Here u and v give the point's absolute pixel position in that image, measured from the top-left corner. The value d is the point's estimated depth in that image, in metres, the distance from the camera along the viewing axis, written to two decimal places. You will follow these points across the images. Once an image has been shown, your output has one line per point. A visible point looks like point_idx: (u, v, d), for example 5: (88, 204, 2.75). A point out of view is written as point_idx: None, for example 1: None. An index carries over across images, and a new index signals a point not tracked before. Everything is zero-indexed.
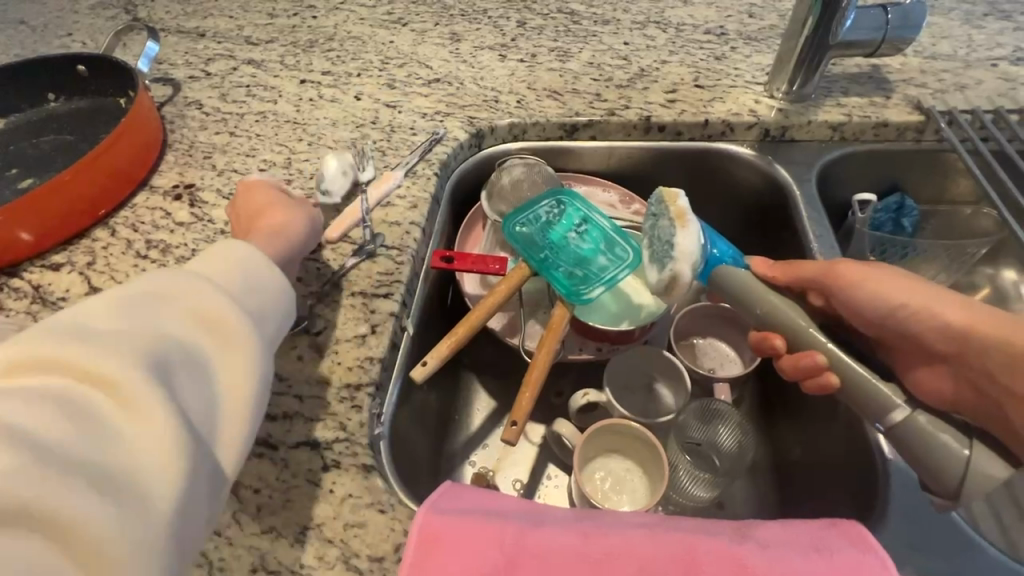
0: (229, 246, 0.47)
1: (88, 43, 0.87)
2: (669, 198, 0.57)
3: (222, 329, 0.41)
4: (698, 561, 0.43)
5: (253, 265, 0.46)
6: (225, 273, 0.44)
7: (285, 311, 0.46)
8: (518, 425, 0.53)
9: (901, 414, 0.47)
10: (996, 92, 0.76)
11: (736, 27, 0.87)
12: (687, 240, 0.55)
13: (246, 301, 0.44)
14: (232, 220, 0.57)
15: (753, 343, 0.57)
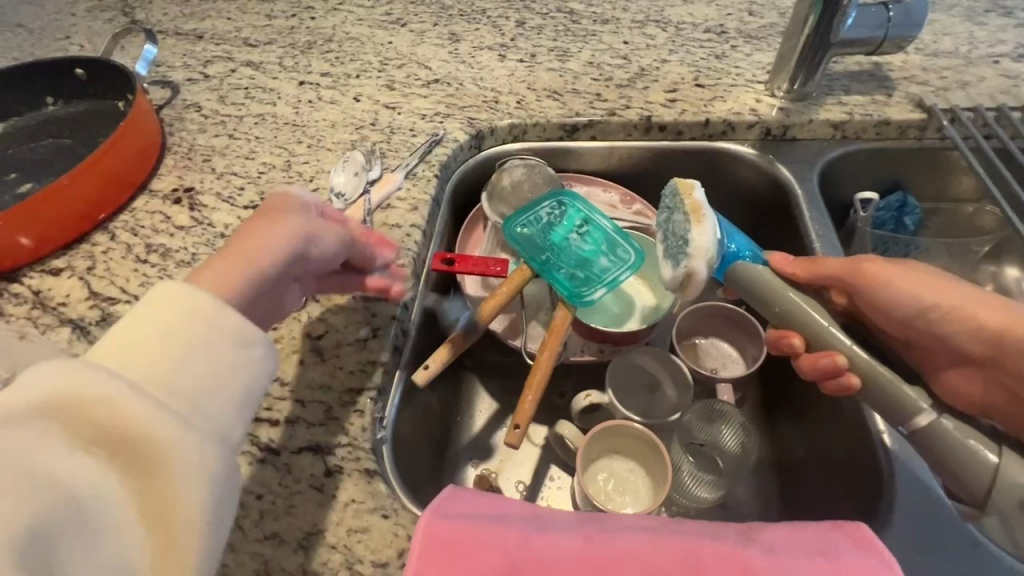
0: (172, 303, 0.36)
1: (86, 46, 0.86)
2: (685, 190, 0.57)
3: (138, 453, 0.31)
4: (701, 563, 0.43)
5: (205, 334, 0.36)
6: (160, 352, 0.34)
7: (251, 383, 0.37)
8: (521, 428, 0.53)
9: (927, 417, 0.47)
10: (998, 89, 0.76)
11: (736, 26, 0.86)
12: (704, 236, 0.54)
13: (183, 394, 0.34)
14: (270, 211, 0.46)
15: (771, 342, 0.56)
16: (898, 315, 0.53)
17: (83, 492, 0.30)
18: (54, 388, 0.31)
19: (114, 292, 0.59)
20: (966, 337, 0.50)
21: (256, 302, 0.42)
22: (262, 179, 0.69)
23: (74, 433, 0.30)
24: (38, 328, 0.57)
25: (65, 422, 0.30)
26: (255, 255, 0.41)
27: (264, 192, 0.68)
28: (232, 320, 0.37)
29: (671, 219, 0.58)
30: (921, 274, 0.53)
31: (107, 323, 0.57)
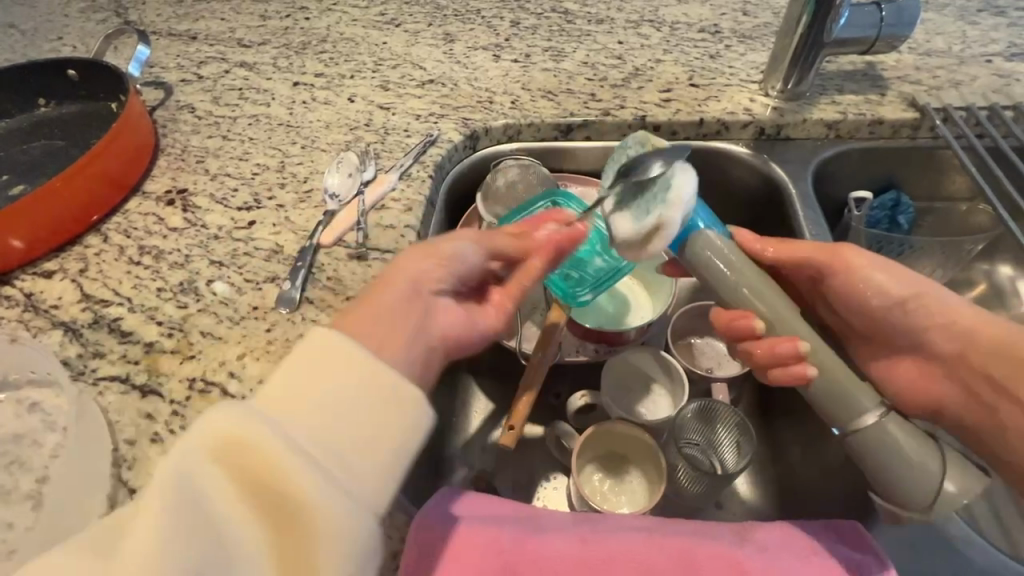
0: (326, 353, 0.38)
1: (78, 47, 0.86)
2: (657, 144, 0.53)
3: (289, 513, 0.32)
4: (696, 564, 0.44)
5: (355, 386, 0.37)
6: (318, 403, 0.36)
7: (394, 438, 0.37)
8: (514, 429, 0.54)
9: (869, 417, 0.47)
10: (991, 88, 0.76)
11: (730, 25, 0.86)
12: (686, 180, 0.49)
13: (330, 449, 0.35)
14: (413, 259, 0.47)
15: (725, 321, 0.51)
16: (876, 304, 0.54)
17: (242, 544, 0.31)
18: (244, 443, 0.33)
19: (107, 294, 0.59)
20: (938, 332, 0.52)
21: (397, 318, 0.43)
22: (256, 180, 0.69)
23: (236, 486, 0.32)
24: (30, 331, 0.56)
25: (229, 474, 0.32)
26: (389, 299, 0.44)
27: (258, 193, 0.67)
28: (377, 372, 0.38)
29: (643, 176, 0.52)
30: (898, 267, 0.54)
31: (100, 326, 0.57)
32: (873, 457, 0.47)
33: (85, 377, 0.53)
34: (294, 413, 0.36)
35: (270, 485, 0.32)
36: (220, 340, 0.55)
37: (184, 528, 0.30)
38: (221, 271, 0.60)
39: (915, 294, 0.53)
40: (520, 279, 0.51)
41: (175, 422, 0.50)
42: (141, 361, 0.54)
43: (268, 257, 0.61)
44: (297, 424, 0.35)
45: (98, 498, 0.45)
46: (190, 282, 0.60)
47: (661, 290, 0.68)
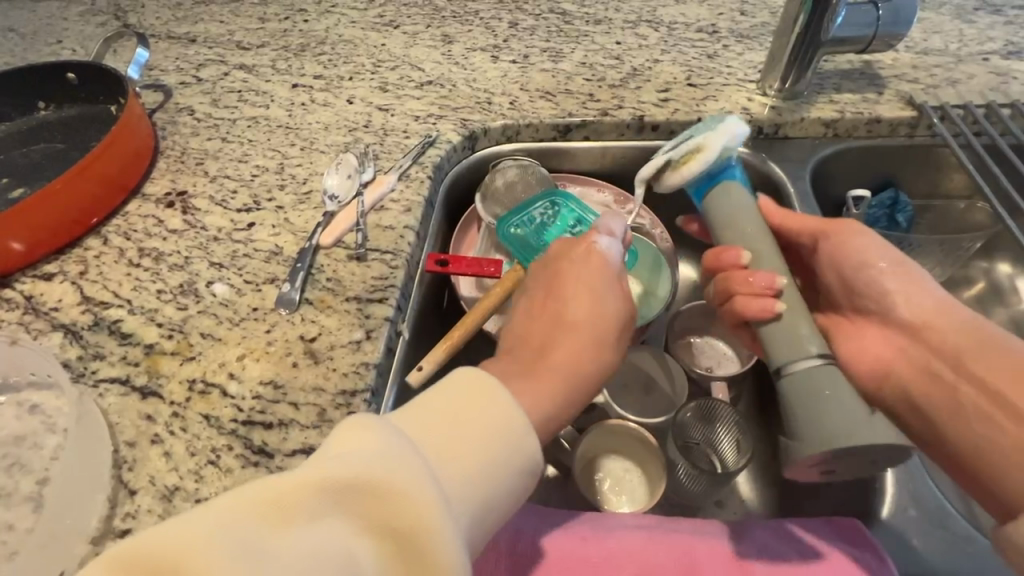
0: (479, 386, 0.39)
1: (79, 50, 0.86)
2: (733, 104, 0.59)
3: (418, 548, 0.31)
4: (697, 563, 0.44)
5: (492, 422, 0.38)
6: (460, 437, 0.37)
7: (514, 490, 0.38)
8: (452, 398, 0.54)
9: (810, 363, 0.46)
10: (988, 86, 0.76)
11: (727, 25, 0.87)
12: (730, 127, 0.55)
13: (460, 490, 0.35)
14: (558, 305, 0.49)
15: (715, 250, 0.54)
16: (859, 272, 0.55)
17: (365, 571, 0.31)
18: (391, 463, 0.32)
19: (107, 296, 0.59)
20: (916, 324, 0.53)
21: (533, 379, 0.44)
22: (256, 182, 0.69)
23: (372, 510, 0.31)
24: (30, 333, 0.57)
25: (372, 494, 0.31)
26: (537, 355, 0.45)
27: (258, 195, 0.67)
28: (517, 423, 0.39)
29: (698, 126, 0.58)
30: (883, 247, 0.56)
31: (100, 327, 0.57)
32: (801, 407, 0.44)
33: (85, 379, 0.53)
34: (435, 446, 0.36)
35: (411, 515, 0.31)
36: (220, 341, 0.55)
37: (327, 538, 0.30)
38: (221, 273, 0.60)
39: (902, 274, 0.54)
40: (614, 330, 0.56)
41: (174, 423, 0.50)
42: (141, 362, 0.54)
43: (268, 258, 0.61)
44: (436, 460, 0.36)
45: (99, 498, 0.45)
46: (190, 284, 0.60)
47: (661, 284, 0.67)
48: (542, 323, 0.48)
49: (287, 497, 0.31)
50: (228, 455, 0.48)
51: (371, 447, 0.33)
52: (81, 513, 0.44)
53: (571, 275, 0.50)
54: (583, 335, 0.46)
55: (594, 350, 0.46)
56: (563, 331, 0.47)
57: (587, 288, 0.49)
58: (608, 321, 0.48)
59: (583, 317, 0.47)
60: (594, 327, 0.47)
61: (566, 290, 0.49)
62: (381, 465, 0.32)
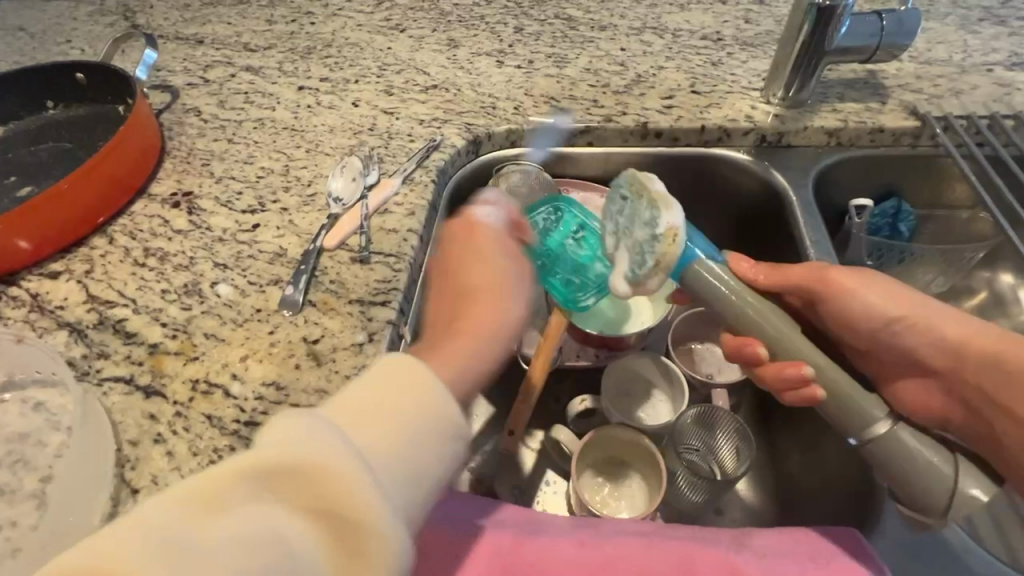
0: (396, 379, 0.38)
1: (87, 50, 0.87)
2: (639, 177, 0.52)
3: (348, 526, 0.32)
4: (695, 570, 0.44)
5: (421, 403, 0.38)
6: (379, 427, 0.37)
7: (444, 468, 0.38)
8: (515, 433, 0.60)
9: (881, 426, 0.48)
10: (992, 97, 0.76)
11: (732, 33, 0.87)
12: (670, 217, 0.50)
13: (393, 471, 0.36)
14: (452, 260, 0.52)
15: (729, 348, 0.53)
16: (864, 329, 0.54)
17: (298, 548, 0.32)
18: (308, 449, 0.33)
19: (112, 295, 0.60)
20: (933, 352, 0.52)
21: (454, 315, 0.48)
22: (261, 184, 0.69)
23: (298, 494, 0.32)
24: (35, 330, 0.57)
25: (295, 476, 0.32)
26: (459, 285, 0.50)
27: (263, 196, 0.68)
28: (437, 407, 0.38)
29: (627, 206, 0.53)
30: (838, 280, 0.54)
31: (105, 326, 0.57)
32: (907, 469, 0.47)
33: (90, 377, 0.54)
34: (359, 435, 0.36)
35: (336, 502, 0.32)
36: (223, 342, 0.56)
37: (255, 522, 0.32)
38: (225, 274, 0.61)
39: (853, 310, 0.54)
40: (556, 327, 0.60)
41: (177, 423, 0.51)
42: (145, 362, 0.54)
43: (272, 260, 0.62)
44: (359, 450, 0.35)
45: (102, 497, 0.46)
46: (194, 284, 0.60)
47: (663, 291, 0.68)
48: (444, 299, 0.51)
49: (209, 493, 0.32)
50: (230, 455, 0.49)
51: (290, 443, 0.33)
52: (83, 512, 0.45)
53: (456, 252, 0.53)
54: (491, 275, 0.50)
55: (501, 296, 0.49)
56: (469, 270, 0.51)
57: (475, 247, 0.52)
58: (509, 268, 0.51)
59: (481, 274, 0.50)
60: (496, 281, 0.50)
61: (454, 267, 0.51)
62: (303, 456, 0.32)
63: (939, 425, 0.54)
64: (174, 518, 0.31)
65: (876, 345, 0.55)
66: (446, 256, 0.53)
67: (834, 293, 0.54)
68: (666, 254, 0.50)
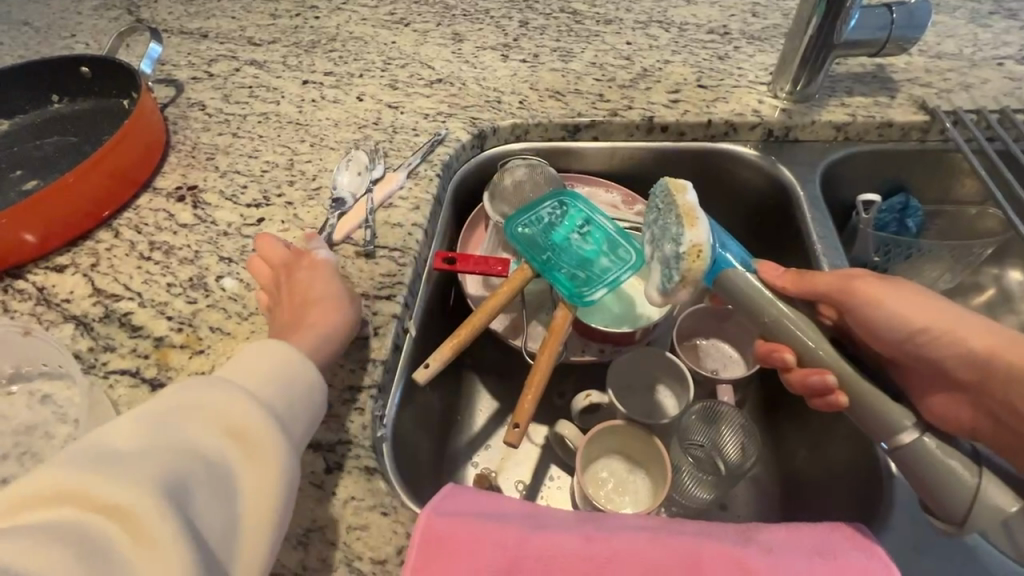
0: (267, 344, 0.46)
1: (91, 44, 0.87)
2: (675, 190, 0.55)
3: (243, 435, 0.40)
4: (703, 566, 0.43)
5: (294, 355, 0.46)
6: (257, 379, 0.44)
7: (318, 410, 0.46)
8: (520, 427, 0.54)
9: (908, 435, 0.47)
10: (1002, 91, 0.76)
11: (739, 27, 0.86)
12: (697, 235, 0.52)
13: (278, 401, 0.43)
14: (274, 283, 0.56)
15: (761, 354, 0.54)
16: (889, 336, 0.52)
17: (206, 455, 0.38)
18: (202, 389, 0.41)
19: (118, 289, 0.60)
20: (957, 363, 0.49)
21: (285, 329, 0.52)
22: (266, 178, 0.69)
23: (196, 418, 0.40)
24: (42, 323, 0.57)
25: (193, 406, 0.40)
26: (296, 302, 0.54)
27: (267, 190, 0.68)
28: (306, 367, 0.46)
29: (661, 217, 0.56)
30: (860, 287, 0.52)
31: (111, 319, 0.57)
32: (930, 481, 0.46)
33: (96, 370, 0.54)
34: (245, 378, 0.44)
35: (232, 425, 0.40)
36: (228, 335, 0.56)
37: (161, 442, 0.38)
38: (230, 267, 0.61)
39: (876, 316, 0.51)
40: (563, 321, 0.60)
41: None
42: (151, 355, 0.54)
43: None
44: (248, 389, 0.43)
45: None
46: (200, 278, 0.60)
47: None
48: (283, 310, 0.54)
49: (121, 428, 0.38)
50: None
51: (184, 387, 0.41)
52: None
53: (285, 275, 0.56)
54: (331, 292, 0.54)
55: (335, 307, 0.53)
56: (313, 287, 0.54)
57: (316, 268, 0.56)
58: (335, 286, 0.55)
59: (323, 287, 0.54)
60: (329, 293, 0.54)
61: (296, 282, 0.55)
62: (195, 394, 0.41)
63: (966, 436, 0.50)
64: (85, 450, 0.36)
65: (898, 355, 0.52)
66: (282, 281, 0.56)
67: (856, 299, 0.52)
68: (688, 270, 0.52)
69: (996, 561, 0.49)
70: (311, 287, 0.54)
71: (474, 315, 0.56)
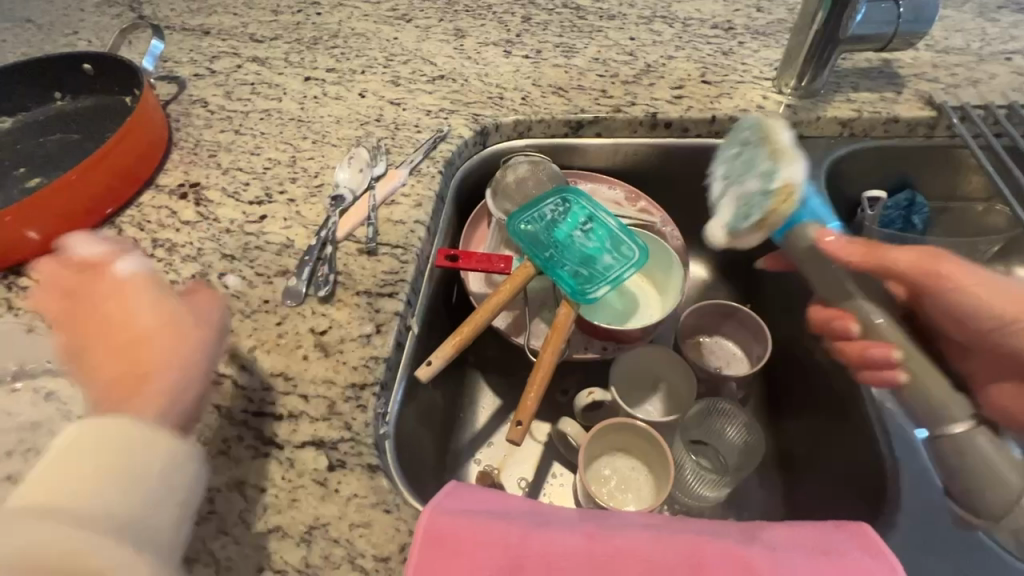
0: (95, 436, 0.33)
1: (94, 41, 0.87)
2: (770, 129, 0.56)
3: None
4: (704, 564, 0.43)
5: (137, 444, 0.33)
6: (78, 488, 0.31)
7: (185, 505, 0.35)
8: (523, 424, 0.54)
9: (961, 427, 0.47)
10: (1010, 86, 0.75)
11: (743, 22, 0.86)
12: (792, 171, 0.53)
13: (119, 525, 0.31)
14: (64, 324, 0.41)
15: (822, 321, 0.56)
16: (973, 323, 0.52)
17: None
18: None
19: None
20: None
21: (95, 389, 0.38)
22: (268, 175, 0.69)
23: None
24: (46, 321, 0.58)
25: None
26: (110, 345, 0.40)
27: (270, 187, 0.68)
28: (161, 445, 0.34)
29: (748, 152, 0.57)
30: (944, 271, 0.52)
31: None
32: (972, 475, 0.46)
33: None
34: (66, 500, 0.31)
35: (46, 574, 0.27)
36: (231, 332, 0.56)
37: None
38: (232, 265, 0.61)
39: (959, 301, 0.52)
40: (565, 318, 0.60)
41: None
42: None
43: (279, 251, 0.62)
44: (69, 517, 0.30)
45: None
46: (202, 275, 0.60)
47: (672, 284, 0.68)
48: (100, 352, 0.39)
49: None
50: (238, 445, 0.49)
51: None
52: None
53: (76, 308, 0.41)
54: (155, 316, 0.41)
55: (173, 334, 0.40)
56: (125, 318, 0.40)
57: (130, 290, 0.42)
58: (162, 308, 0.41)
59: (153, 314, 0.41)
60: (164, 319, 0.41)
61: (99, 315, 0.41)
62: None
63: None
64: None
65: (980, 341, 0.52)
66: (73, 313, 0.41)
67: (940, 284, 0.52)
68: (774, 210, 0.53)
69: (1005, 561, 0.48)
70: (134, 317, 0.40)
71: (477, 312, 0.56)
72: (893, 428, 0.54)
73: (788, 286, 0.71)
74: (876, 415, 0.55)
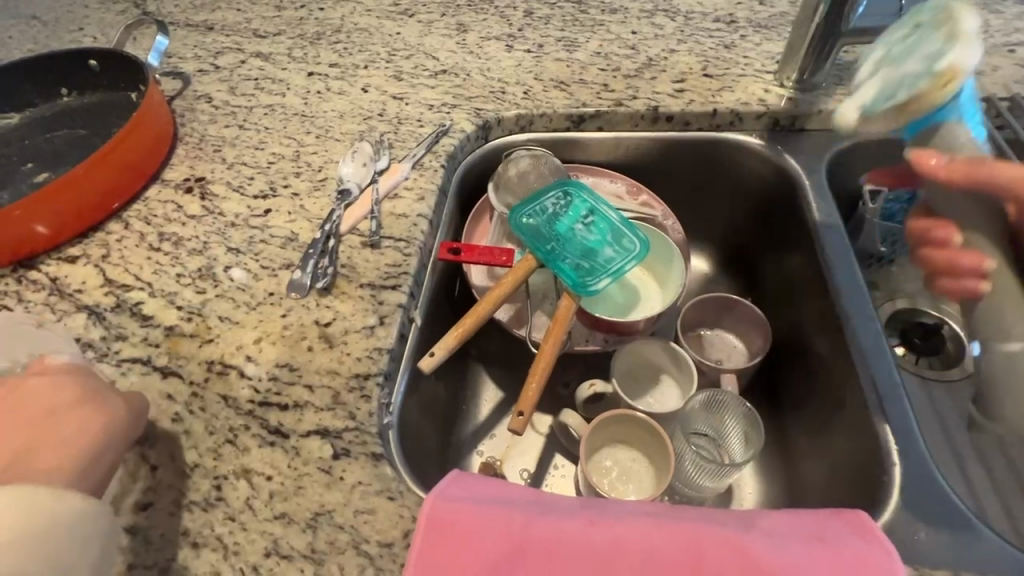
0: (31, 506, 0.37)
1: (99, 37, 0.87)
2: (952, 14, 0.51)
3: None
4: (701, 549, 0.44)
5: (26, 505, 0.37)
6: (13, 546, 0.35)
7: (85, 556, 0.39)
8: (525, 414, 0.55)
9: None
10: (1014, 78, 0.75)
11: (746, 15, 0.85)
12: (965, 55, 0.49)
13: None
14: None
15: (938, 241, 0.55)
16: None
17: None
18: None
19: (128, 279, 0.61)
20: None
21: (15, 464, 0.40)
22: (272, 169, 0.70)
23: None
24: (55, 314, 0.59)
25: None
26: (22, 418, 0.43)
27: (274, 181, 0.68)
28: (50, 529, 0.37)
29: (918, 34, 0.54)
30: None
31: (122, 309, 0.58)
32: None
33: (108, 358, 0.55)
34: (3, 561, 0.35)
35: None
36: (236, 324, 0.56)
37: None
38: (237, 258, 0.62)
39: None
40: (566, 309, 0.60)
41: (193, 403, 0.52)
42: (161, 344, 0.55)
43: (284, 244, 0.63)
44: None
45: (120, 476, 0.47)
46: (208, 268, 0.61)
47: (673, 277, 0.69)
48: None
49: None
50: (245, 434, 0.50)
51: None
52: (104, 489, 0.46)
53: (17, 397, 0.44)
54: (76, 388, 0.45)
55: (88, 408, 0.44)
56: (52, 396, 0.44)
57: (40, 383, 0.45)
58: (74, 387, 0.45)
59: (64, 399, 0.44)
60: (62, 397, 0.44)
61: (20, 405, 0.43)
62: None
63: None
64: None
65: None
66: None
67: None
68: (926, 93, 0.50)
69: (1007, 552, 0.47)
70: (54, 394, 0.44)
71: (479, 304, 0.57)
72: (891, 417, 0.54)
73: (789, 279, 0.71)
74: (874, 404, 0.55)
